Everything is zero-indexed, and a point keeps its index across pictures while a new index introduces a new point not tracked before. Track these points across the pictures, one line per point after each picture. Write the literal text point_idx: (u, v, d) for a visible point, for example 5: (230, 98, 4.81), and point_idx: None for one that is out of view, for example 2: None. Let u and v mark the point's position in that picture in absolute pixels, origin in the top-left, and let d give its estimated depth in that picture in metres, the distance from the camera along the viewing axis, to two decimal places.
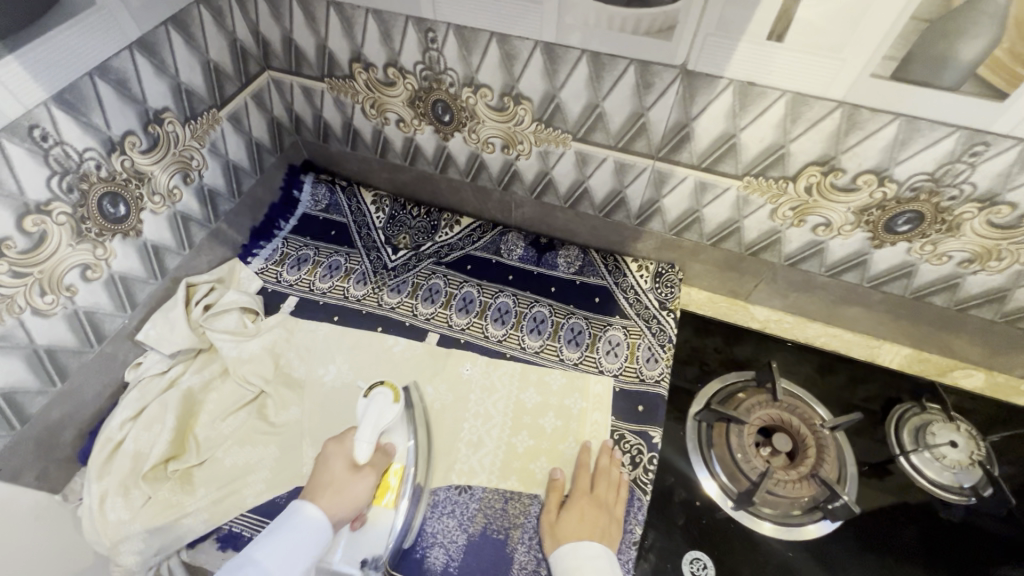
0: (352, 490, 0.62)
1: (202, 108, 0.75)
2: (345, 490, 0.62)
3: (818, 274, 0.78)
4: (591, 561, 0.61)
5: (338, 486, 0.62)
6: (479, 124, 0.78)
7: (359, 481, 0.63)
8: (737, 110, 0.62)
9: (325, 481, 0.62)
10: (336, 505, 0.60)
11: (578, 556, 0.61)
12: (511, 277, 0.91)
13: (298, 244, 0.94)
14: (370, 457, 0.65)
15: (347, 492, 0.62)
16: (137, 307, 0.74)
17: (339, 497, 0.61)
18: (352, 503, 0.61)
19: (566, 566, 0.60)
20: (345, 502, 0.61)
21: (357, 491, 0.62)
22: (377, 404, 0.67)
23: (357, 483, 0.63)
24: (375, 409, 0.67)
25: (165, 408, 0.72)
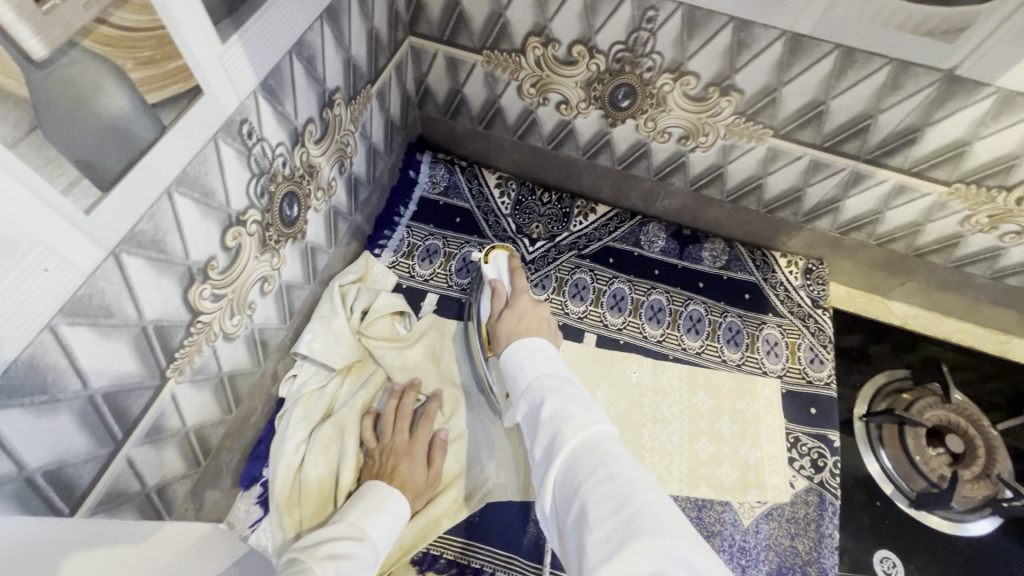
0: (528, 306, 0.59)
1: (361, 85, 0.65)
2: (520, 307, 0.58)
3: (981, 276, 0.79)
4: (539, 351, 0.49)
5: (515, 320, 0.56)
6: (664, 113, 0.71)
7: (527, 300, 0.60)
8: (988, 119, 0.59)
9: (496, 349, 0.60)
10: (537, 325, 0.56)
11: (525, 347, 0.50)
12: (658, 271, 0.87)
13: (424, 233, 0.86)
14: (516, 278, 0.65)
15: (529, 311, 0.58)
16: (293, 315, 0.66)
17: (524, 322, 0.56)
18: (541, 317, 0.57)
19: (514, 361, 0.49)
20: (539, 320, 0.57)
21: (536, 307, 0.59)
22: (500, 261, 0.68)
23: (534, 304, 0.59)
24: (500, 265, 0.68)
25: (339, 430, 0.66)
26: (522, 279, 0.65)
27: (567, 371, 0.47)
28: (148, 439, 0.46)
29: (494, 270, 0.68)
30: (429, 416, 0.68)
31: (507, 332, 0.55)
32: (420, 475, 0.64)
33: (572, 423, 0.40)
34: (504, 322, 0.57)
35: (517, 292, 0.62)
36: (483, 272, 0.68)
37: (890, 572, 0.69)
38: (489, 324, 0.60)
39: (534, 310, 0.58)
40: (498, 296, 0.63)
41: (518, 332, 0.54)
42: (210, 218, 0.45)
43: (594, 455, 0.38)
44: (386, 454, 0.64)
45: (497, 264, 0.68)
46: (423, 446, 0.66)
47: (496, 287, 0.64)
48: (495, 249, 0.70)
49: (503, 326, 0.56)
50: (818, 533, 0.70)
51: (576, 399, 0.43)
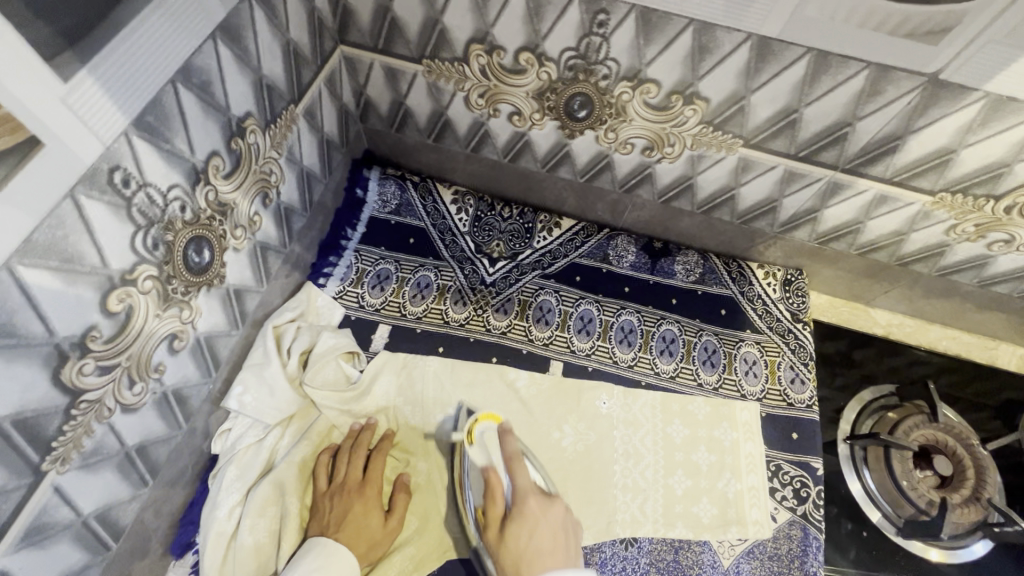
0: (538, 517, 0.57)
1: (281, 106, 0.57)
2: (530, 517, 0.56)
3: (967, 284, 0.75)
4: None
5: (524, 535, 0.55)
6: (625, 123, 0.65)
7: (535, 505, 0.57)
8: (975, 126, 0.53)
9: (499, 524, 0.57)
10: (552, 545, 0.55)
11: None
12: (628, 289, 0.81)
13: (374, 258, 0.79)
14: (511, 465, 0.60)
15: (539, 522, 0.56)
16: (220, 366, 0.60)
17: (538, 541, 0.55)
18: (555, 531, 0.56)
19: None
20: (553, 534, 0.56)
21: (547, 516, 0.57)
22: (488, 437, 0.64)
23: (545, 511, 0.57)
24: (489, 442, 0.63)
25: (279, 489, 0.60)
26: (519, 452, 0.61)
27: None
28: (27, 543, 0.40)
29: (482, 452, 0.62)
30: (382, 454, 0.64)
31: (519, 558, 0.54)
32: (373, 524, 0.60)
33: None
34: (512, 541, 0.55)
35: (522, 493, 0.58)
36: (470, 458, 0.62)
37: None
38: (494, 546, 0.56)
39: (544, 522, 0.57)
40: (496, 499, 0.58)
41: (538, 560, 0.53)
42: (81, 284, 0.38)
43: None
44: (336, 501, 0.60)
45: (484, 445, 0.63)
46: (376, 490, 0.62)
47: (491, 483, 0.59)
48: (480, 423, 0.64)
49: (515, 546, 0.55)
50: (802, 570, 0.65)
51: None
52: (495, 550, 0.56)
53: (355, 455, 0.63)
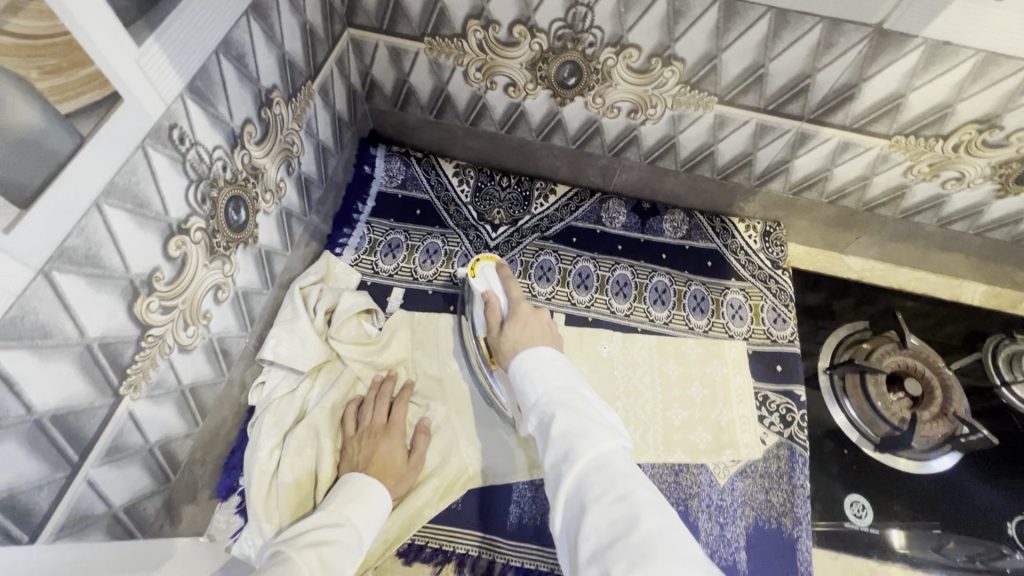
0: (529, 317, 0.63)
1: (300, 82, 0.63)
2: (523, 317, 0.63)
3: (928, 225, 0.82)
4: (548, 364, 0.53)
5: (520, 334, 0.61)
6: (610, 88, 0.71)
7: (526, 309, 0.65)
8: (918, 70, 0.60)
9: (498, 326, 0.64)
10: (540, 334, 0.60)
11: (533, 361, 0.54)
12: (621, 246, 0.88)
13: (385, 228, 0.85)
14: (507, 295, 0.68)
15: (530, 319, 0.63)
16: (255, 322, 0.65)
17: (530, 333, 0.61)
18: (543, 326, 0.63)
19: (524, 374, 0.53)
20: (541, 327, 0.62)
21: (536, 316, 0.64)
22: (488, 272, 0.71)
23: (534, 313, 0.64)
24: (489, 276, 0.71)
25: (314, 432, 0.66)
26: (516, 289, 0.69)
27: (575, 382, 0.51)
28: (108, 459, 0.46)
29: (484, 282, 0.71)
30: (403, 401, 0.70)
31: (514, 347, 0.59)
32: (400, 461, 0.65)
33: (586, 440, 0.44)
34: (507, 334, 0.62)
35: (515, 303, 0.66)
36: (474, 286, 0.70)
37: (861, 515, 0.72)
38: (494, 339, 0.64)
39: (535, 320, 0.63)
40: (493, 308, 0.66)
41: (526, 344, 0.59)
42: (147, 228, 0.44)
43: (602, 469, 0.42)
44: (365, 442, 0.65)
45: (487, 277, 0.71)
46: (401, 431, 0.67)
47: (491, 300, 0.68)
48: (481, 262, 0.72)
49: (509, 342, 0.60)
50: (791, 484, 0.72)
51: (583, 413, 0.47)
52: (496, 341, 0.63)
53: (379, 400, 0.69)
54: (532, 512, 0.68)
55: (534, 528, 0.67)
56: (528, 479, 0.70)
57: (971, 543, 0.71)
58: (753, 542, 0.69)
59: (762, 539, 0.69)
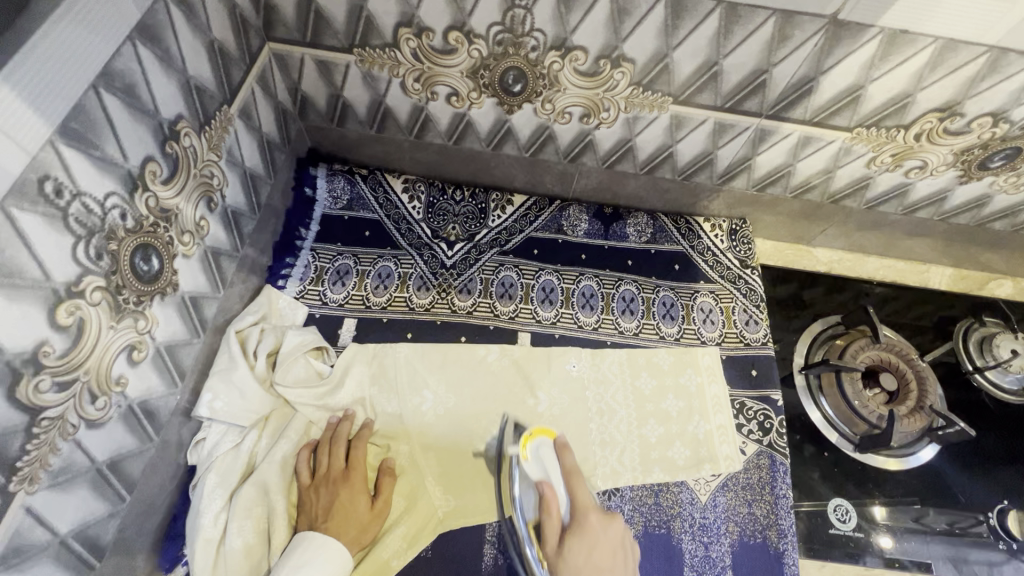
0: (598, 533, 0.56)
1: (213, 107, 0.57)
2: (591, 535, 0.56)
3: (893, 213, 0.80)
4: None
5: (585, 555, 0.55)
6: (559, 93, 0.67)
7: (596, 520, 0.57)
8: (877, 60, 0.57)
9: (556, 538, 0.56)
10: (610, 559, 0.55)
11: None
12: (584, 256, 0.84)
13: (332, 254, 0.79)
14: (568, 485, 0.59)
15: (598, 540, 0.56)
16: (186, 376, 0.59)
17: (597, 559, 0.55)
18: (611, 551, 0.56)
19: None
20: (611, 553, 0.56)
21: (604, 532, 0.57)
22: (545, 452, 0.62)
23: (603, 526, 0.57)
24: (546, 457, 0.62)
25: (263, 490, 0.60)
26: (580, 485, 0.59)
27: None
28: (5, 567, 0.40)
29: (538, 466, 0.61)
30: (363, 440, 0.65)
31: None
32: (362, 509, 0.61)
33: None
34: (571, 563, 0.54)
35: (581, 509, 0.58)
36: (527, 473, 0.61)
37: (845, 519, 0.70)
38: (551, 555, 0.55)
39: (603, 536, 0.56)
40: (552, 512, 0.57)
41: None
42: (25, 298, 0.38)
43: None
44: (322, 492, 0.61)
45: (540, 458, 0.62)
46: (361, 476, 0.63)
47: (546, 493, 0.58)
48: (535, 437, 0.63)
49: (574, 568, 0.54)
50: (774, 494, 0.69)
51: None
52: (552, 557, 0.55)
53: (335, 445, 0.64)
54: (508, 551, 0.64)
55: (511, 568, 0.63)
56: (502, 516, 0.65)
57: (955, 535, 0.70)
58: (738, 560, 0.66)
59: (748, 557, 0.66)
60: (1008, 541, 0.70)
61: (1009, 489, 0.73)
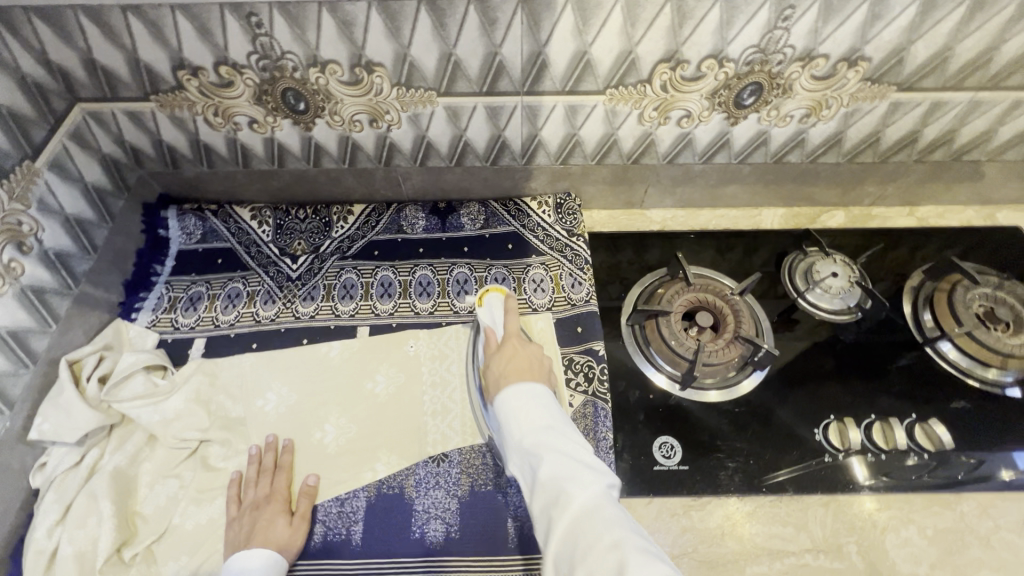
0: (518, 347, 0.67)
1: (11, 162, 0.65)
2: (511, 347, 0.67)
3: (693, 163, 0.85)
4: (529, 402, 0.58)
5: (508, 362, 0.65)
6: (339, 104, 0.74)
7: (518, 342, 0.68)
8: (582, 27, 0.64)
9: (491, 355, 0.68)
10: (528, 366, 0.64)
11: (514, 395, 0.59)
12: (422, 249, 0.90)
13: (185, 283, 0.86)
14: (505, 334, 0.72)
15: (518, 349, 0.66)
16: (15, 405, 0.66)
17: (514, 364, 0.64)
18: (531, 358, 0.65)
19: (509, 412, 0.58)
20: (528, 359, 0.65)
21: (527, 348, 0.67)
22: (495, 304, 0.76)
23: (524, 344, 0.68)
24: (495, 309, 0.75)
25: (94, 499, 0.65)
26: (513, 318, 0.72)
27: (558, 422, 0.57)
28: None
29: (488, 314, 0.75)
30: (284, 467, 0.70)
31: (499, 377, 0.63)
32: (281, 525, 0.64)
33: (575, 481, 0.49)
34: (494, 364, 0.66)
35: (508, 334, 0.70)
36: (479, 318, 0.75)
37: (670, 455, 0.72)
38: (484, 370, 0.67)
39: (524, 351, 0.66)
40: (490, 339, 0.71)
41: (510, 375, 0.63)
42: None
43: (587, 515, 0.46)
44: (247, 518, 0.65)
45: (491, 309, 0.75)
46: (282, 498, 0.67)
47: (488, 333, 0.72)
48: (489, 292, 0.78)
49: (494, 369, 0.65)
50: (595, 438, 0.72)
51: (570, 457, 0.52)
52: (485, 370, 0.68)
53: (257, 477, 0.69)
54: (337, 528, 0.67)
55: (338, 543, 0.66)
56: (333, 495, 0.69)
57: (871, 470, 0.70)
58: None
59: None
60: (833, 453, 0.71)
61: (834, 403, 0.76)
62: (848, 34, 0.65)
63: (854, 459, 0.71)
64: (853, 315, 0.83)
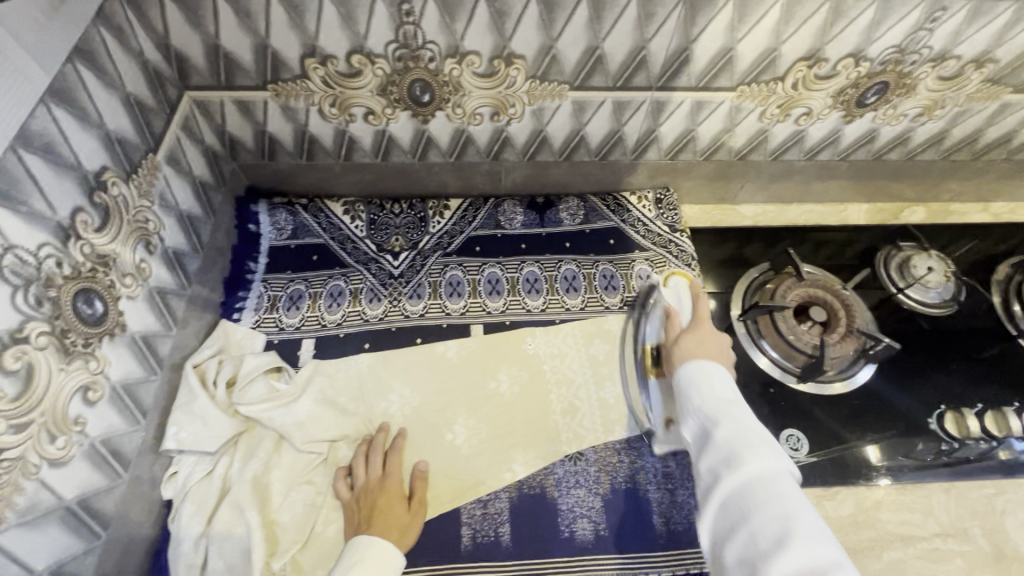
0: (711, 332, 0.64)
1: (138, 155, 0.60)
2: (703, 329, 0.65)
3: (797, 160, 0.87)
4: (712, 372, 0.58)
5: (698, 342, 0.63)
6: (465, 96, 0.72)
7: (710, 328, 0.65)
8: (736, 23, 0.63)
9: (672, 331, 0.68)
10: (717, 352, 0.62)
11: (702, 372, 0.58)
12: (524, 245, 0.88)
13: (283, 281, 0.82)
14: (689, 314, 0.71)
15: (709, 336, 0.64)
16: (149, 413, 0.62)
17: (703, 345, 0.63)
18: (722, 346, 0.63)
19: (690, 379, 0.58)
20: (718, 346, 0.63)
21: (716, 333, 0.65)
22: (682, 288, 0.78)
23: (716, 331, 0.65)
24: (682, 293, 0.78)
25: (237, 509, 0.62)
26: (705, 303, 0.69)
27: (741, 399, 0.55)
28: None
29: (673, 295, 0.78)
30: (396, 451, 0.69)
31: (683, 355, 0.63)
32: (400, 511, 0.64)
33: (750, 451, 0.48)
34: (682, 342, 0.64)
35: (700, 315, 0.68)
36: (664, 298, 0.78)
37: (797, 447, 0.74)
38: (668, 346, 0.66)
39: (714, 337, 0.64)
40: (675, 320, 0.70)
41: (695, 353, 0.62)
42: None
43: (750, 485, 0.46)
44: (363, 502, 0.64)
45: (677, 290, 0.78)
46: (398, 484, 0.66)
47: (672, 311, 0.72)
48: (673, 276, 0.81)
49: (676, 347, 0.64)
50: None
51: (748, 429, 0.51)
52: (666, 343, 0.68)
53: (370, 460, 0.68)
54: (485, 530, 0.66)
55: (488, 546, 0.65)
56: (474, 498, 0.68)
57: (909, 442, 0.75)
58: None
59: None
60: (948, 441, 0.75)
61: (941, 393, 0.79)
62: (986, 36, 0.66)
63: (968, 446, 0.74)
64: (949, 308, 0.86)
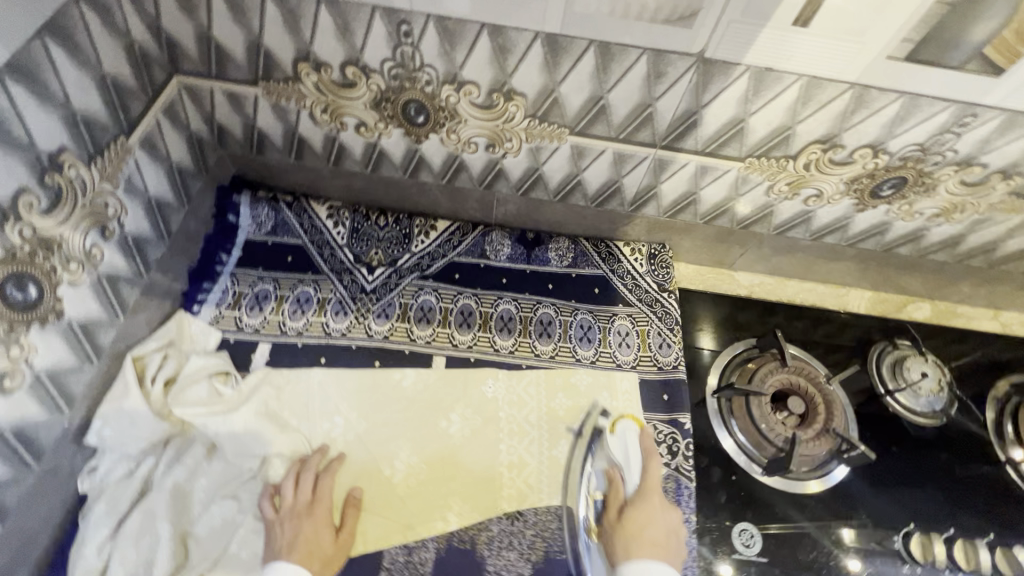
0: (658, 510, 0.64)
1: (107, 138, 0.58)
2: (650, 508, 0.64)
3: (801, 238, 0.83)
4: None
5: (643, 520, 0.63)
6: (461, 124, 0.69)
7: (658, 502, 0.65)
8: (750, 96, 0.60)
9: (616, 509, 0.65)
10: (663, 540, 0.62)
11: (643, 572, 0.58)
12: (505, 280, 0.85)
13: (252, 279, 0.79)
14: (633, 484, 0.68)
15: (656, 517, 0.63)
16: (76, 403, 0.60)
17: (649, 533, 0.62)
18: (669, 531, 0.63)
19: None
20: (666, 531, 0.63)
21: (663, 511, 0.64)
22: (629, 435, 0.71)
23: (664, 509, 0.65)
24: (629, 440, 0.71)
25: (150, 517, 0.60)
26: (656, 465, 0.67)
27: None
28: None
29: (619, 444, 0.71)
30: (331, 472, 0.66)
31: (631, 541, 0.61)
32: (326, 540, 0.61)
33: None
34: (627, 523, 0.63)
35: (647, 485, 0.66)
36: (609, 447, 0.71)
37: (749, 544, 0.69)
38: (612, 523, 0.64)
39: (661, 517, 0.64)
40: (619, 487, 0.67)
41: (641, 544, 0.61)
42: None
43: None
44: (287, 525, 0.61)
45: (623, 440, 0.71)
46: (326, 509, 0.63)
47: (616, 475, 0.68)
48: (623, 420, 0.72)
49: (623, 529, 0.63)
50: None
51: None
52: (611, 522, 0.65)
53: (301, 481, 0.65)
54: None
55: None
56: (399, 543, 0.65)
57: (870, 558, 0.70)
58: None
59: None
60: (912, 564, 0.70)
61: (914, 510, 0.74)
62: (1017, 149, 0.62)
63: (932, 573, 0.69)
64: (937, 420, 0.82)
